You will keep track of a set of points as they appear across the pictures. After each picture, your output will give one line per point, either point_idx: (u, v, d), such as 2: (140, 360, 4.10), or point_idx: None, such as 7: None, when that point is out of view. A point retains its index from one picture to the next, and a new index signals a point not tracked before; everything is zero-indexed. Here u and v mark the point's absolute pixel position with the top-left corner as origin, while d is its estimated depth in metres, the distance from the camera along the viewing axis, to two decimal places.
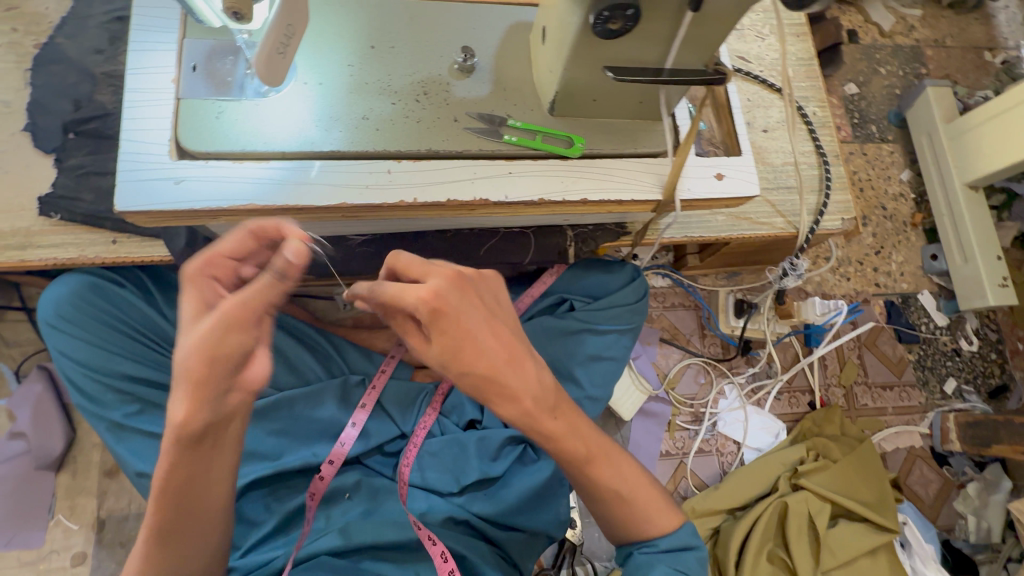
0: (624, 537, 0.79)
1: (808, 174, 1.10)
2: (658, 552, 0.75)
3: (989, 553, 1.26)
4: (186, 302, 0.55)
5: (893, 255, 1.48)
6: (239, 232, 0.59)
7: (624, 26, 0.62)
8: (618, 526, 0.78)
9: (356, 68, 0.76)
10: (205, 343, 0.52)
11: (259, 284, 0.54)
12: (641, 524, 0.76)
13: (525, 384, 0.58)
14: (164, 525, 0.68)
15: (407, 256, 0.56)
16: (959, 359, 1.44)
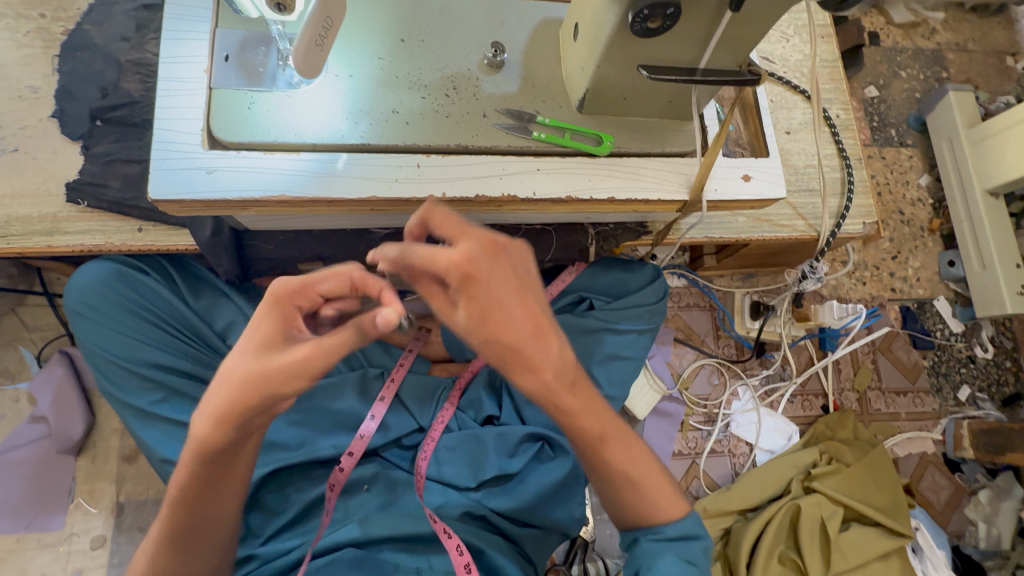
0: (630, 522, 0.79)
1: (831, 177, 1.10)
2: (665, 540, 0.76)
3: (999, 560, 1.28)
4: (267, 318, 0.59)
5: (910, 261, 1.48)
6: (341, 275, 0.62)
7: (662, 25, 0.62)
8: (632, 520, 0.78)
9: (386, 61, 0.77)
10: (265, 370, 0.55)
11: (342, 337, 0.56)
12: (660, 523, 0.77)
13: (547, 358, 0.57)
14: (180, 521, 0.68)
15: (443, 213, 0.58)
16: (973, 366, 1.44)
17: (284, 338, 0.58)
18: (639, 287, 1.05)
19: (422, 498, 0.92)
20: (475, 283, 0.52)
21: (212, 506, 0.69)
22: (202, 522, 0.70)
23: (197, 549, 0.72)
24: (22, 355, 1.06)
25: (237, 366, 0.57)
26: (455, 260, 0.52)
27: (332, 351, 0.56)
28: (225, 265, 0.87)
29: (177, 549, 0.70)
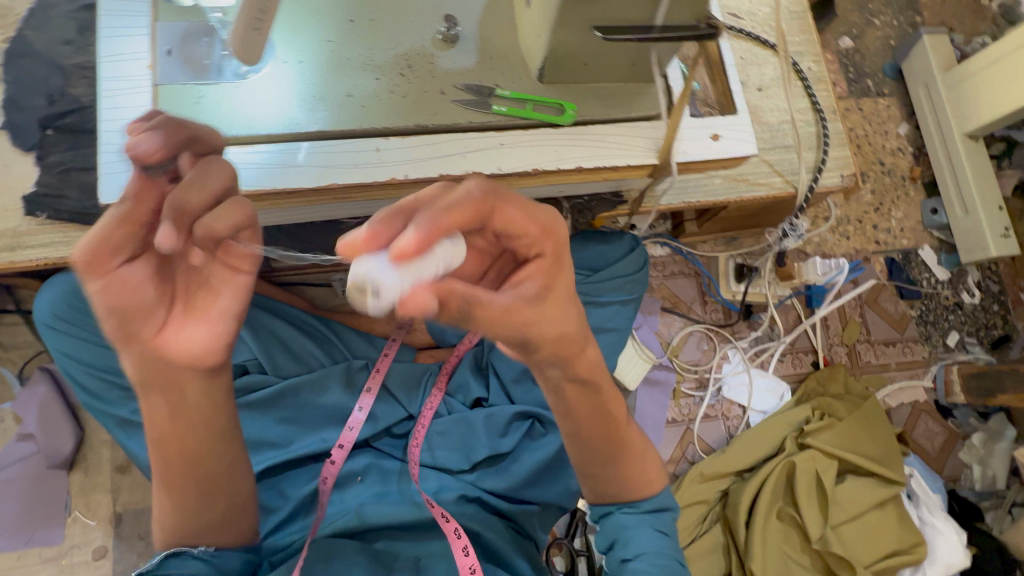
0: (607, 497, 0.80)
1: (806, 132, 1.08)
2: (640, 513, 0.78)
3: (995, 499, 1.29)
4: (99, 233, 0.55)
5: (893, 211, 1.47)
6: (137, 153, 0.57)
7: None
8: (608, 495, 0.79)
9: (336, 43, 0.74)
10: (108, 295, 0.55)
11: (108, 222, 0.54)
12: (640, 487, 0.79)
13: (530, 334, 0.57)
14: (167, 477, 0.69)
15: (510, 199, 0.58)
16: (961, 312, 1.44)
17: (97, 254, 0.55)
18: (619, 257, 1.04)
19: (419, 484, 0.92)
20: (556, 246, 0.57)
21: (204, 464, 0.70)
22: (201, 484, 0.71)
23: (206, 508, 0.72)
24: (3, 375, 1.04)
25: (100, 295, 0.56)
26: (557, 219, 0.58)
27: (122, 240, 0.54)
28: None
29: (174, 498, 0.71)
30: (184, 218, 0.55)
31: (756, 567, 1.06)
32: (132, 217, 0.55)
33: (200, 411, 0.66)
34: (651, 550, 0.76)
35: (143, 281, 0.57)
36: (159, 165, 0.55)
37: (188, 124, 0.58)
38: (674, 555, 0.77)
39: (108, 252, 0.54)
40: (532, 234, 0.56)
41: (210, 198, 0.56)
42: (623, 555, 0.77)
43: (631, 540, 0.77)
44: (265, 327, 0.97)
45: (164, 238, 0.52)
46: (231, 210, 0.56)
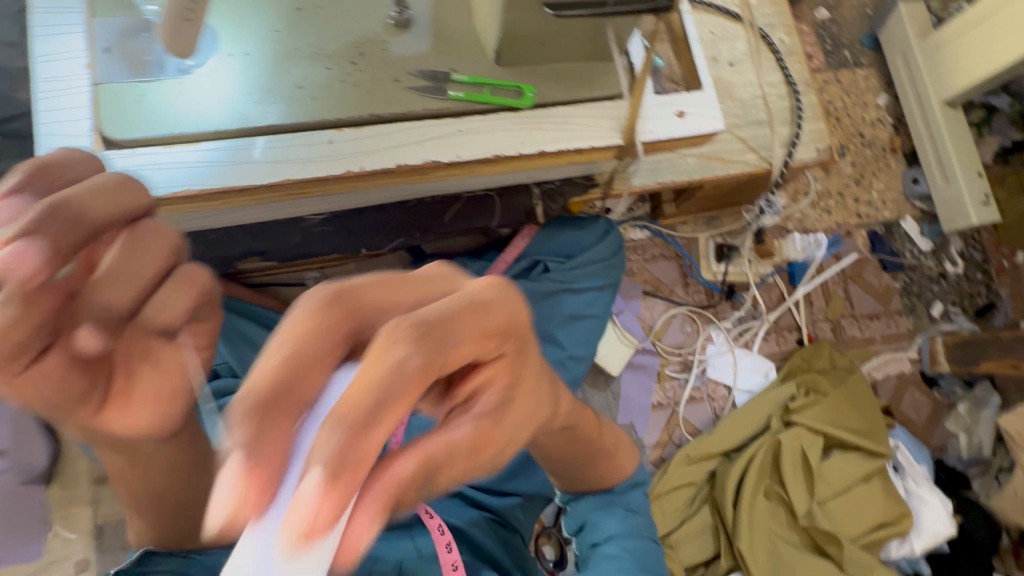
0: (584, 487, 0.81)
1: (779, 105, 1.06)
2: (614, 496, 0.83)
3: (981, 466, 1.29)
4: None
5: (874, 184, 1.46)
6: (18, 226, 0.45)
7: None
8: (586, 484, 0.81)
9: (283, 34, 0.72)
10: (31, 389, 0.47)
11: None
12: (611, 472, 0.80)
13: None
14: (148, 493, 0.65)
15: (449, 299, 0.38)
16: (945, 282, 1.43)
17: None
18: (594, 242, 1.03)
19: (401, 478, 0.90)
20: (519, 343, 0.42)
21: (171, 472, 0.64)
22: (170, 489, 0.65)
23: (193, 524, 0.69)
24: None
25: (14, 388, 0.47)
26: (518, 298, 0.41)
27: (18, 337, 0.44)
28: None
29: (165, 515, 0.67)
30: (110, 317, 0.46)
31: (744, 546, 1.06)
32: (34, 319, 0.44)
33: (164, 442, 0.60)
34: (619, 533, 0.79)
35: (66, 376, 0.47)
36: (53, 268, 0.43)
37: (80, 214, 0.44)
38: (643, 535, 0.81)
39: (8, 355, 0.44)
40: (492, 339, 0.38)
41: (140, 294, 0.47)
42: (594, 538, 0.80)
43: (600, 524, 0.80)
44: (234, 330, 0.98)
45: (86, 340, 0.46)
46: (179, 291, 0.48)
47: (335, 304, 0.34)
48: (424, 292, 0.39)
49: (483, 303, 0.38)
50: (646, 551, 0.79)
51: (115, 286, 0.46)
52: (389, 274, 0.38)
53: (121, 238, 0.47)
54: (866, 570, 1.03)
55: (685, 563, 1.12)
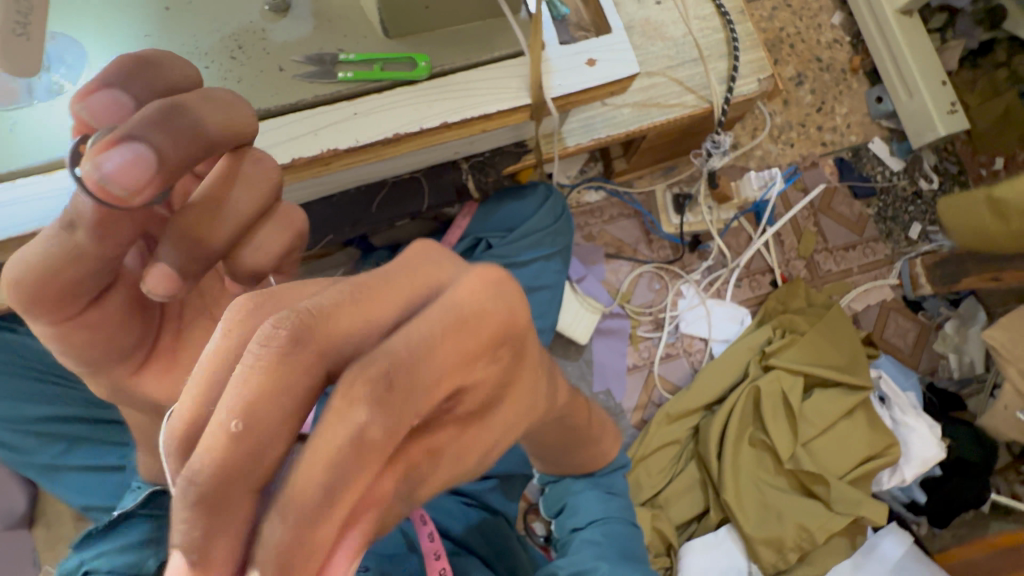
0: (560, 470, 0.79)
1: (712, 40, 1.00)
2: (595, 479, 0.80)
3: (976, 385, 1.25)
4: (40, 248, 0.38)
5: (837, 108, 1.39)
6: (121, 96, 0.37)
7: None
8: (562, 470, 0.79)
9: (155, 38, 0.68)
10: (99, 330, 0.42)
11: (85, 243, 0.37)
12: (588, 459, 0.76)
13: None
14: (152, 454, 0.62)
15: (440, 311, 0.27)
16: (921, 201, 1.37)
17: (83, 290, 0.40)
18: (534, 211, 1.01)
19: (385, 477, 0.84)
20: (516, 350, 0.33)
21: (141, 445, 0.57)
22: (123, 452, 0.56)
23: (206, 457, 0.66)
24: None
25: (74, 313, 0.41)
26: (516, 294, 0.30)
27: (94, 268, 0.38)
28: None
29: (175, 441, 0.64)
30: (197, 256, 0.39)
31: (730, 498, 1.04)
32: (100, 249, 0.38)
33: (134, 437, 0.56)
34: (601, 514, 0.77)
35: (126, 322, 0.43)
36: (149, 197, 0.34)
37: (196, 126, 0.36)
38: (625, 518, 0.79)
39: (67, 293, 0.38)
40: (479, 357, 0.29)
41: (234, 237, 0.40)
42: (573, 523, 0.77)
43: (580, 506, 0.77)
44: None
45: (161, 285, 0.38)
46: (278, 231, 0.42)
47: (293, 355, 0.23)
48: (406, 293, 0.28)
49: (467, 314, 0.28)
50: (628, 541, 0.77)
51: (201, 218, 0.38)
52: (362, 278, 0.27)
53: (222, 166, 0.39)
54: (854, 505, 1.02)
55: (676, 521, 1.10)
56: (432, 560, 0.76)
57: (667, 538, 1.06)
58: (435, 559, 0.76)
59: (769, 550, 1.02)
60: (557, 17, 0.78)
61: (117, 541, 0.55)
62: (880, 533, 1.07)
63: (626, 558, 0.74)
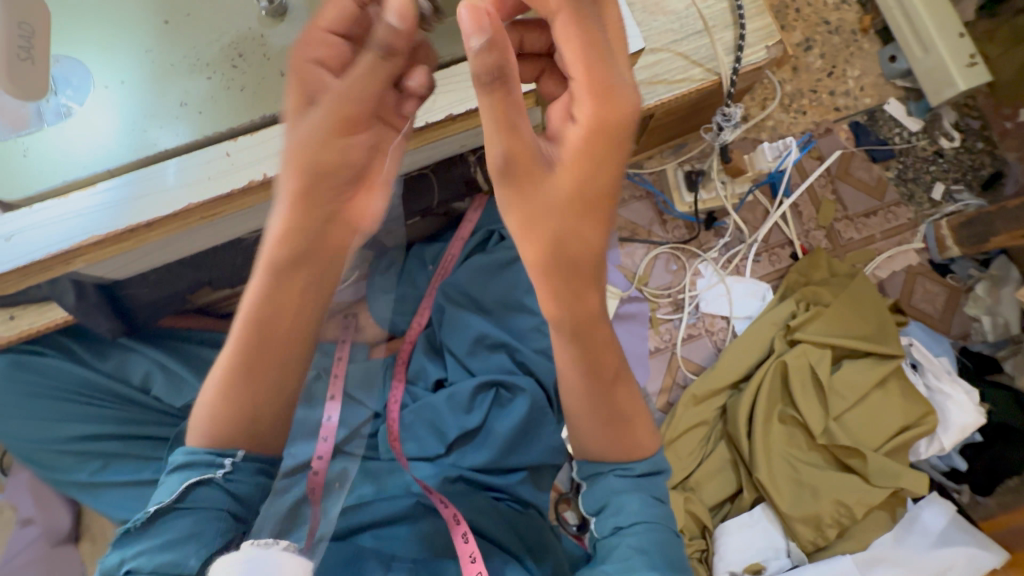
0: (595, 457, 0.72)
1: (716, 10, 0.97)
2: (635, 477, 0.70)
3: (1013, 347, 1.20)
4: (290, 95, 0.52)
5: (848, 71, 1.34)
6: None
7: None
8: (596, 457, 0.72)
9: (155, 52, 0.68)
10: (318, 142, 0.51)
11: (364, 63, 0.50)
12: (621, 447, 0.71)
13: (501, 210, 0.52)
14: (240, 363, 0.60)
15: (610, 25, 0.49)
16: (942, 160, 1.33)
17: (309, 101, 0.52)
18: None
19: (414, 470, 0.89)
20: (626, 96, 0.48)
21: (278, 349, 0.61)
22: (259, 356, 0.60)
23: (274, 377, 0.62)
24: None
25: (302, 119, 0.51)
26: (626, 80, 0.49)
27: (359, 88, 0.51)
28: (104, 323, 0.82)
29: (241, 379, 0.60)
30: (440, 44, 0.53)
31: (763, 477, 1.02)
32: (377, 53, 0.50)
33: (278, 334, 0.60)
34: (651, 520, 0.69)
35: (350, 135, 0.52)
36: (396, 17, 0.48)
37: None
38: (666, 530, 0.70)
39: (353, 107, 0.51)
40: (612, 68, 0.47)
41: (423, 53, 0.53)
42: (615, 522, 0.70)
43: (626, 508, 0.69)
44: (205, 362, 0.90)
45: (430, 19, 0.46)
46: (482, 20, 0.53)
47: None
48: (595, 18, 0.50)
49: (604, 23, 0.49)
50: (670, 547, 0.69)
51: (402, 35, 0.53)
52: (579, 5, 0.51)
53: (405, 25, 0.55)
54: (892, 477, 0.99)
55: (708, 503, 1.09)
56: (468, 563, 0.77)
57: (702, 520, 1.05)
58: (471, 561, 0.77)
59: (807, 527, 1.00)
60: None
61: (158, 538, 0.58)
62: (920, 504, 1.04)
63: (670, 569, 0.66)
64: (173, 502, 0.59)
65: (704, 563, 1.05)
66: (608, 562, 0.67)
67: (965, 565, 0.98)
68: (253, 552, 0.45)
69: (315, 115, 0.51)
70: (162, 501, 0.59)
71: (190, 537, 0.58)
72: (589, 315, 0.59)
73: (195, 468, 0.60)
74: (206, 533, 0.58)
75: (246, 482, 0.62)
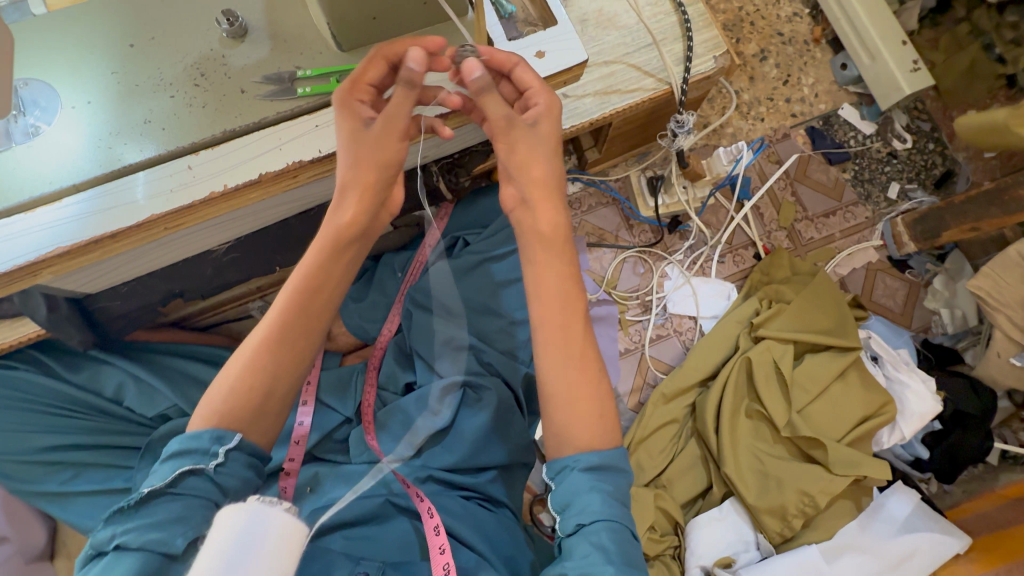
0: (555, 452, 0.69)
1: (665, 24, 1.02)
2: (594, 477, 0.65)
3: (972, 337, 1.23)
4: (344, 121, 0.65)
5: (803, 79, 1.40)
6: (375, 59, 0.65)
7: None
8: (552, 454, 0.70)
9: (121, 73, 0.71)
10: (372, 151, 0.66)
11: (397, 97, 0.63)
12: (579, 437, 0.67)
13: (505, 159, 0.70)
14: (276, 340, 0.65)
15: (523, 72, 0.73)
16: (896, 160, 1.38)
17: (364, 123, 0.66)
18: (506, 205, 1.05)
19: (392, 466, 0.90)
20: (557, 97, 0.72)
21: (315, 323, 0.68)
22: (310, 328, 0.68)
23: (306, 352, 0.68)
24: None
25: (361, 134, 0.65)
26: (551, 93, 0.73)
27: (398, 113, 0.64)
28: (76, 336, 0.84)
29: (273, 354, 0.65)
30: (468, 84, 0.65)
31: (730, 470, 1.04)
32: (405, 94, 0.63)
33: (312, 313, 0.67)
34: (613, 517, 0.64)
35: (391, 145, 0.66)
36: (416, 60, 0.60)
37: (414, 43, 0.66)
38: (628, 524, 0.66)
39: (391, 130, 0.65)
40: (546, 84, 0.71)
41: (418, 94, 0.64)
42: (578, 519, 0.65)
43: (588, 509, 0.64)
44: (179, 372, 0.92)
45: (416, 59, 0.60)
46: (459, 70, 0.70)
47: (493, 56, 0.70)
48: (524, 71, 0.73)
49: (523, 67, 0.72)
50: (631, 541, 0.65)
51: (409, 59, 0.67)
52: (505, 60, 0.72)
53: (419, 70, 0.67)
54: (853, 466, 1.01)
55: (680, 500, 1.11)
56: (438, 555, 0.79)
57: (673, 516, 1.06)
58: (440, 554, 0.79)
59: (773, 518, 1.02)
60: (504, 15, 0.82)
61: (146, 518, 0.57)
62: (886, 493, 1.07)
63: (632, 567, 0.63)
64: (164, 486, 0.58)
65: (677, 559, 1.06)
66: (571, 561, 0.63)
67: (928, 551, 1.01)
68: (258, 508, 0.45)
69: (372, 132, 0.65)
70: (152, 488, 0.58)
71: (179, 518, 0.57)
72: (563, 238, 0.70)
73: (190, 455, 0.60)
74: (193, 516, 0.57)
75: (236, 473, 0.61)
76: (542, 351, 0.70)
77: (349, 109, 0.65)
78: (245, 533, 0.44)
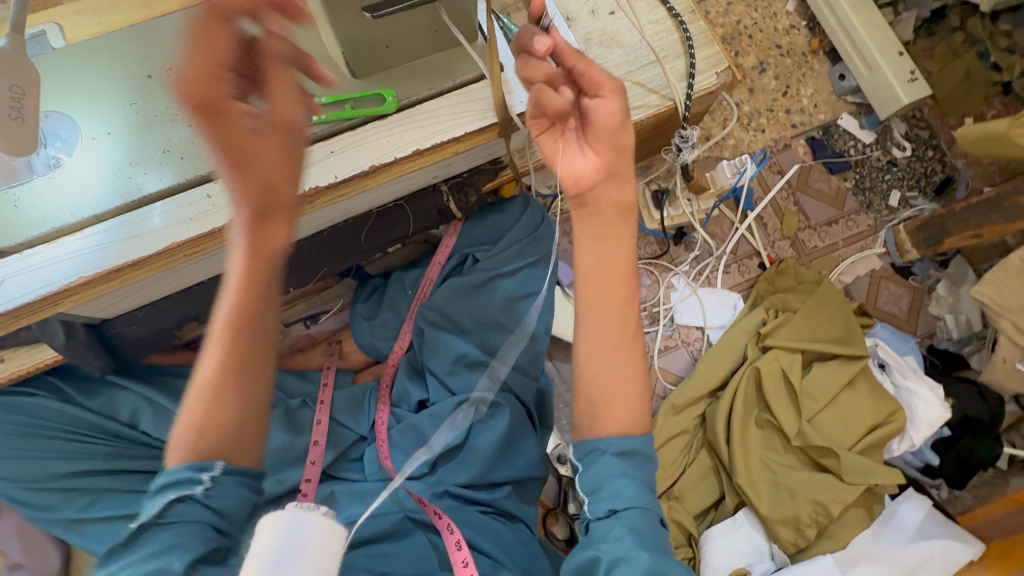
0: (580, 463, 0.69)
1: (667, 41, 1.04)
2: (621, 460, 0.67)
3: (976, 343, 1.25)
4: (214, 127, 0.58)
5: (802, 90, 1.42)
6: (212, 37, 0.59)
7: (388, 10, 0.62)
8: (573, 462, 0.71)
9: (139, 104, 0.73)
10: (276, 159, 0.62)
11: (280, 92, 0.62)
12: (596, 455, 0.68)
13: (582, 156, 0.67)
14: (227, 378, 0.62)
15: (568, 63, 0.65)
16: (896, 168, 1.40)
17: (251, 130, 0.60)
18: (513, 222, 1.04)
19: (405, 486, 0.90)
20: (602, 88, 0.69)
21: (266, 347, 0.64)
22: (255, 358, 0.63)
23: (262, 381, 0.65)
24: None
25: (254, 144, 0.60)
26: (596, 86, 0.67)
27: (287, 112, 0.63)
28: (93, 362, 0.85)
29: (234, 392, 0.62)
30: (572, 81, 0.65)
31: (742, 481, 1.05)
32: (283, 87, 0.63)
33: (256, 344, 0.63)
34: (644, 503, 0.65)
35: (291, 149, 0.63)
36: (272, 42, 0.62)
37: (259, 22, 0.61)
38: (656, 511, 0.67)
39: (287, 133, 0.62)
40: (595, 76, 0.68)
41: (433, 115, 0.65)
42: (610, 504, 0.65)
43: (620, 492, 0.65)
44: None
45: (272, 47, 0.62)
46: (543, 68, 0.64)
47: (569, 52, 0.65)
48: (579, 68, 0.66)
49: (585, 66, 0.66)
50: (659, 527, 0.66)
51: (272, 35, 0.62)
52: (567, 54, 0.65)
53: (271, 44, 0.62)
54: (865, 474, 1.02)
55: (692, 511, 1.11)
56: (461, 567, 0.82)
57: (687, 528, 1.06)
58: (463, 566, 0.81)
59: (787, 529, 1.03)
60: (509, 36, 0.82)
61: (140, 550, 0.55)
62: (898, 500, 1.07)
63: (662, 551, 0.64)
64: (153, 518, 0.56)
65: None
66: (604, 543, 0.63)
67: (940, 558, 1.01)
68: (297, 514, 0.45)
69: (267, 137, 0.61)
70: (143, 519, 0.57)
71: (173, 545, 0.55)
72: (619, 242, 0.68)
73: (177, 485, 0.58)
74: (190, 540, 0.55)
75: (230, 495, 0.59)
76: (589, 346, 0.70)
77: (224, 115, 0.59)
78: (287, 539, 0.44)
